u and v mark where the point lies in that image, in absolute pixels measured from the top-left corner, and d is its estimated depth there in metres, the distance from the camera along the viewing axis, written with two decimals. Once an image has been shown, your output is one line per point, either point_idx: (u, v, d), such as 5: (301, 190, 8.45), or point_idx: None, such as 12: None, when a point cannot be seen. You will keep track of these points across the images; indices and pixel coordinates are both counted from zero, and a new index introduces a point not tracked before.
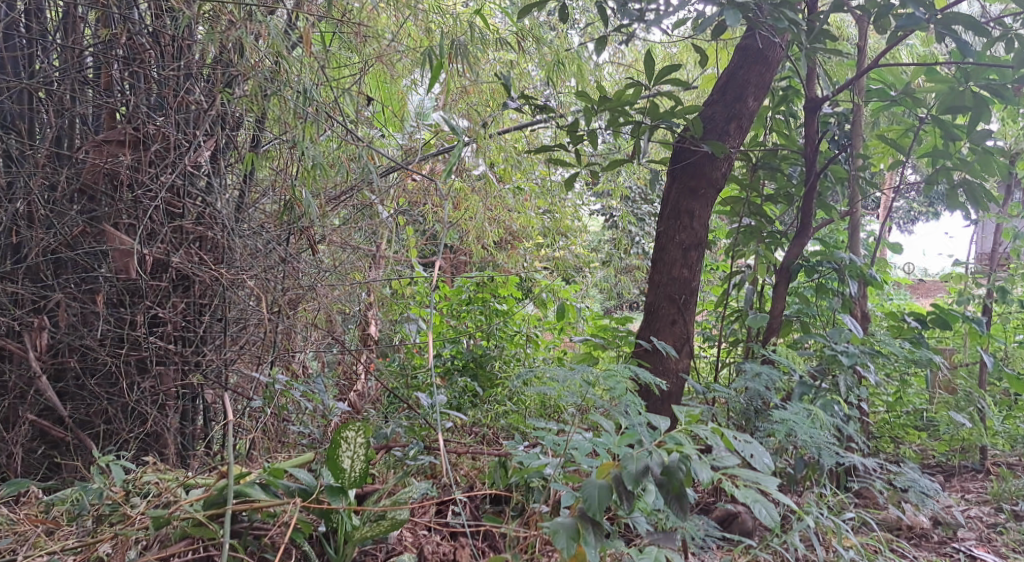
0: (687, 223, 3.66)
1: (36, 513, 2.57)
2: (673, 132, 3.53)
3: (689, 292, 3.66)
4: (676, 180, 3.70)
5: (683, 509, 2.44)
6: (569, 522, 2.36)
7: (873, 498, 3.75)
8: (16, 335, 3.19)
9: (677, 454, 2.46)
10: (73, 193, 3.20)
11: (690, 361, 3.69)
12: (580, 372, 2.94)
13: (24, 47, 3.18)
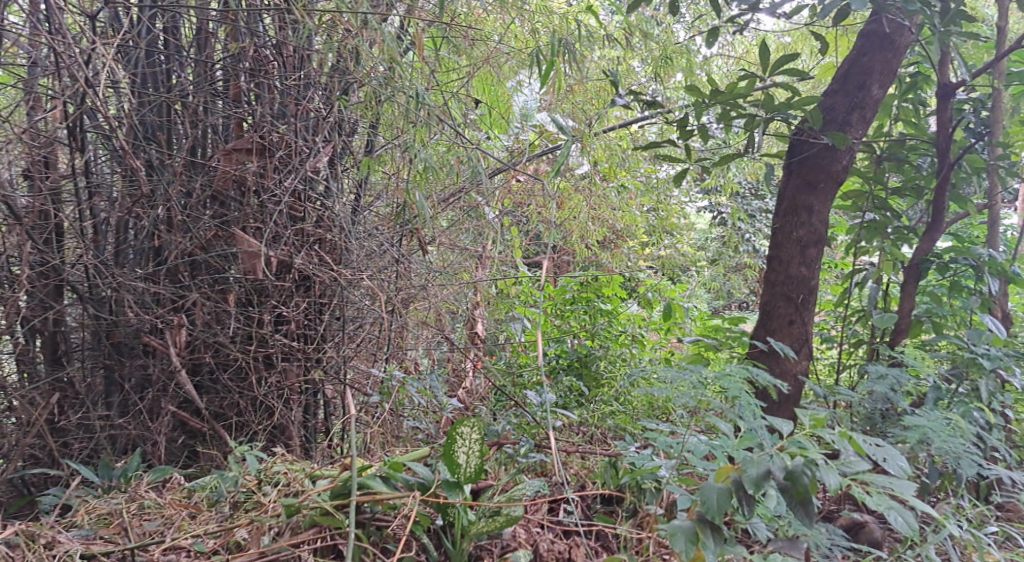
0: (806, 219, 3.60)
1: (180, 498, 2.79)
2: (789, 124, 3.50)
3: (807, 292, 3.61)
4: (793, 175, 3.65)
5: (809, 516, 2.40)
6: (687, 525, 2.39)
7: (1017, 511, 3.59)
8: (158, 331, 3.38)
9: (801, 458, 2.43)
10: (206, 199, 3.40)
11: (808, 363, 3.65)
12: (692, 373, 2.95)
13: (162, 63, 3.37)
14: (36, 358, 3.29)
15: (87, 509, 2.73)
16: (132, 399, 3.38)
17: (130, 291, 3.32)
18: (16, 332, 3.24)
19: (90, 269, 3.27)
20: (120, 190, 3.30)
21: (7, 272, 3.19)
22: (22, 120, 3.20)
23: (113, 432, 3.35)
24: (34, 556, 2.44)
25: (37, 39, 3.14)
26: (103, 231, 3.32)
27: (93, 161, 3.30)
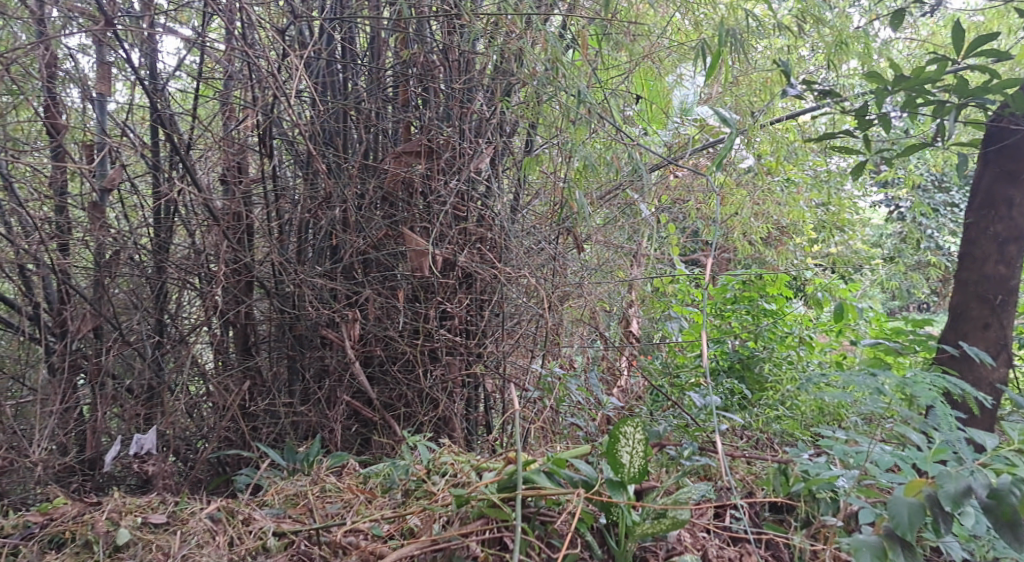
0: (1004, 213, 3.39)
1: (357, 483, 2.95)
2: (988, 109, 3.23)
3: (1005, 292, 3.38)
4: (990, 164, 3.43)
5: (1019, 540, 2.31)
6: (874, 541, 2.34)
7: None
8: (334, 325, 3.64)
9: (1008, 477, 2.35)
10: (377, 200, 3.62)
11: (1009, 370, 3.39)
12: (881, 378, 2.77)
13: (339, 72, 3.66)
14: (231, 348, 3.71)
15: (275, 490, 2.91)
16: (312, 388, 3.68)
17: (311, 287, 3.61)
18: (214, 324, 3.65)
19: (275, 266, 3.62)
20: (302, 194, 3.62)
21: (207, 269, 3.62)
22: (219, 130, 3.64)
23: (296, 418, 3.66)
24: (233, 531, 2.64)
25: (230, 54, 3.49)
26: (288, 232, 3.66)
27: (280, 166, 3.67)
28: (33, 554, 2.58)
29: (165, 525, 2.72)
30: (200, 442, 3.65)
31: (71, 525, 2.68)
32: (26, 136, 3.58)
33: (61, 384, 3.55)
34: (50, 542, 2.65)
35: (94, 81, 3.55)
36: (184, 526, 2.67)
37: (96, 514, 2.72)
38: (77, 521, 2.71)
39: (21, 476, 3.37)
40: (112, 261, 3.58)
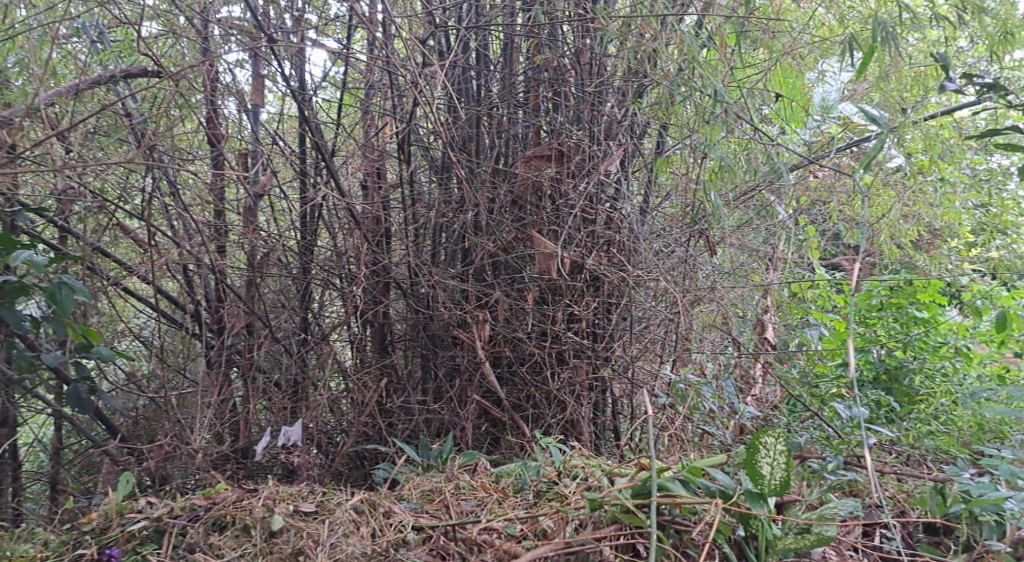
0: None
1: (490, 481, 3.00)
2: None
3: None
4: None
5: None
6: None
7: None
8: (464, 325, 3.78)
9: None
10: (507, 205, 3.74)
11: None
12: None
13: (473, 78, 3.83)
14: (369, 346, 3.87)
15: (412, 485, 2.98)
16: (444, 386, 3.82)
17: (444, 289, 3.77)
18: (354, 323, 3.85)
19: (410, 267, 3.81)
20: (437, 197, 3.80)
21: (348, 269, 3.84)
22: (359, 137, 3.89)
23: (429, 415, 3.78)
24: (376, 522, 2.65)
25: (372, 64, 3.81)
26: (423, 236, 3.85)
27: (417, 172, 3.87)
28: (196, 536, 2.61)
29: (314, 514, 2.73)
30: (340, 438, 3.81)
31: (231, 509, 2.71)
32: (188, 144, 3.88)
33: (217, 377, 3.76)
34: (212, 524, 2.68)
35: (249, 93, 3.85)
36: (331, 515, 2.67)
37: (254, 500, 2.74)
38: (236, 506, 2.73)
39: (183, 461, 3.58)
40: (263, 262, 3.85)
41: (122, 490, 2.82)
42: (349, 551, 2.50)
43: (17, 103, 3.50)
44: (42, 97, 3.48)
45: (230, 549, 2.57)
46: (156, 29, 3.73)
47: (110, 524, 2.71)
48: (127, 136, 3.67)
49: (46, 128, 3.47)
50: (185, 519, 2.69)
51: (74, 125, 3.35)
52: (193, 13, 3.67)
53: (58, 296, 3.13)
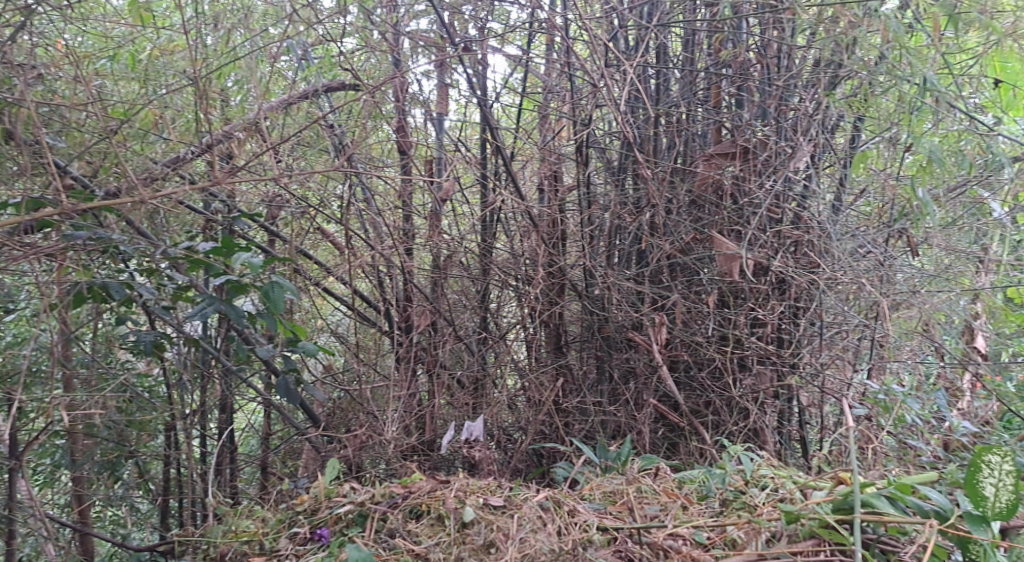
0: None
1: (672, 487, 2.93)
2: None
3: None
4: None
5: None
6: None
7: None
8: (639, 327, 3.85)
9: None
10: (686, 206, 3.75)
11: None
12: None
13: (653, 76, 3.84)
14: (544, 346, 4.01)
15: (594, 486, 2.99)
16: (620, 388, 3.86)
17: (618, 290, 3.85)
18: (530, 324, 4.02)
19: (585, 268, 3.96)
20: (613, 198, 3.92)
21: (524, 272, 4.04)
22: (536, 140, 4.14)
23: (605, 417, 3.83)
24: (561, 520, 2.66)
25: (551, 68, 4.08)
26: (599, 238, 3.97)
27: (594, 176, 4.03)
28: (397, 522, 2.71)
29: (502, 508, 2.77)
30: (519, 435, 3.95)
31: (427, 498, 2.79)
32: (378, 153, 4.20)
33: (406, 372, 4.00)
34: (409, 511, 2.76)
35: (435, 102, 4.19)
36: (519, 510, 2.71)
37: (446, 491, 2.82)
38: (431, 496, 2.81)
39: (378, 450, 3.77)
40: (447, 264, 4.12)
41: (328, 475, 2.97)
42: (538, 547, 2.53)
43: (235, 119, 3.84)
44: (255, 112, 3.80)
45: (426, 536, 2.65)
46: (353, 45, 4.04)
47: (319, 506, 2.87)
48: (327, 146, 4.01)
49: (262, 141, 3.74)
50: (385, 506, 2.80)
51: (287, 138, 3.67)
52: (387, 27, 4.00)
53: (271, 295, 3.36)
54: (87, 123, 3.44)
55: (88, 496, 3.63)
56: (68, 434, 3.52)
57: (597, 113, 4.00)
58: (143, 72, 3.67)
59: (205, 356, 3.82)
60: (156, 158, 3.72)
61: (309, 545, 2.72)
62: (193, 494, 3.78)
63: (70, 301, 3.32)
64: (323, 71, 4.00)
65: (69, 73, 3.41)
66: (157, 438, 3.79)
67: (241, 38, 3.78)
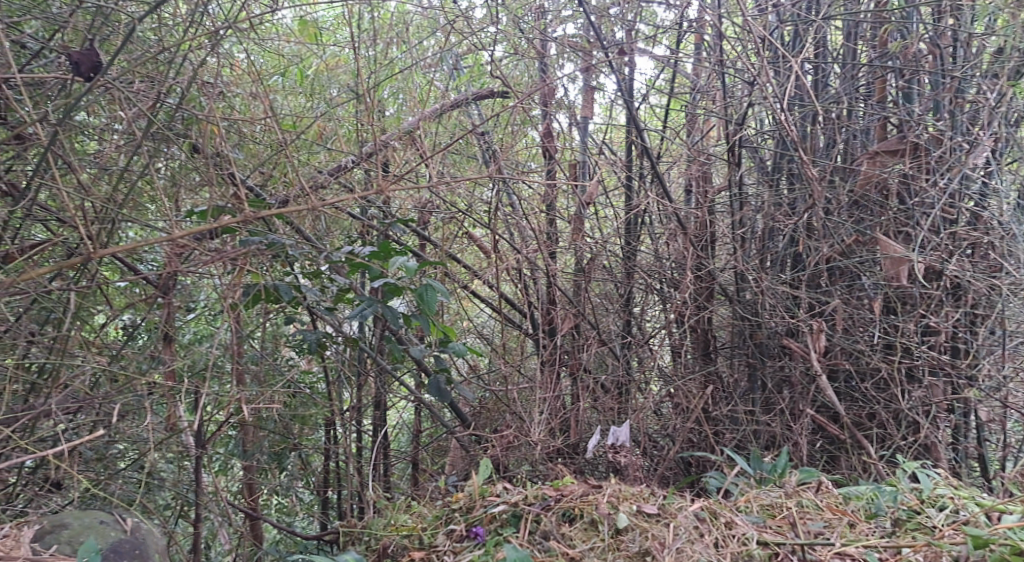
0: None
1: (836, 502, 2.78)
2: None
3: None
4: None
5: None
6: None
7: None
8: (793, 334, 3.69)
9: None
10: (847, 207, 3.58)
11: None
12: None
13: (813, 72, 3.72)
14: (692, 352, 3.90)
15: (749, 498, 2.83)
16: (774, 397, 3.71)
17: (772, 295, 3.69)
18: (676, 329, 3.92)
19: (736, 271, 3.82)
20: (767, 199, 3.78)
21: (670, 275, 3.95)
22: (684, 140, 4.04)
23: (758, 427, 3.68)
24: (719, 532, 2.58)
25: (700, 67, 4.00)
26: (750, 240, 3.84)
27: (745, 176, 3.92)
28: (550, 525, 2.66)
29: (655, 516, 2.69)
30: (666, 442, 3.82)
31: (579, 502, 2.75)
32: (524, 157, 4.19)
33: (550, 375, 3.95)
34: (562, 515, 2.72)
35: (580, 106, 4.16)
36: (674, 519, 2.63)
37: (599, 495, 2.77)
38: (583, 499, 2.77)
39: (525, 451, 3.74)
40: (590, 267, 4.06)
41: (482, 474, 3.02)
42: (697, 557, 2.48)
43: (392, 128, 3.98)
44: (409, 123, 3.91)
45: (580, 541, 2.60)
46: (502, 53, 4.08)
47: (474, 504, 2.88)
48: (476, 153, 4.10)
49: (417, 148, 3.85)
50: (538, 507, 2.76)
51: (442, 147, 3.78)
52: (535, 34, 4.01)
53: (425, 297, 3.39)
54: (261, 135, 3.71)
55: (260, 485, 3.88)
56: (241, 426, 3.79)
57: (748, 112, 3.91)
58: (310, 86, 3.97)
59: (361, 354, 3.98)
60: (319, 167, 3.95)
61: (466, 542, 2.72)
62: (352, 486, 4.00)
63: (246, 299, 3.48)
64: (473, 79, 4.12)
65: (247, 89, 3.68)
66: (319, 431, 4.02)
67: (399, 51, 4.04)
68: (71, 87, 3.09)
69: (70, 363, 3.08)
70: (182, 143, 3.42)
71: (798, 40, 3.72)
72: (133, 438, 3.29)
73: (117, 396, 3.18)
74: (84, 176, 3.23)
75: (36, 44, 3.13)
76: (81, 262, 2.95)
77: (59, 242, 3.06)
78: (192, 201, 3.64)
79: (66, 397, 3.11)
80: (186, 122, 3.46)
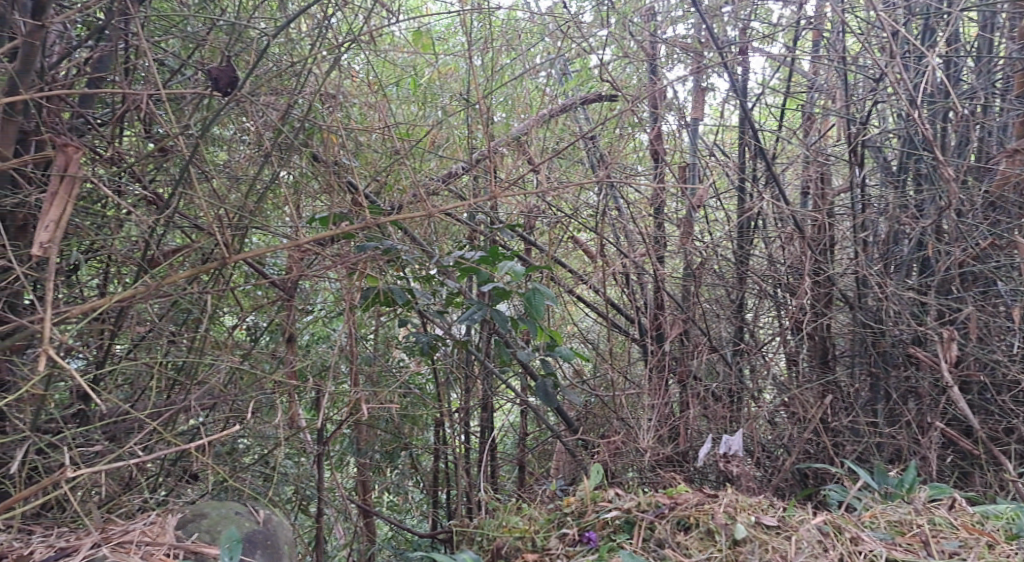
0: None
1: (971, 521, 2.65)
2: None
3: None
4: None
5: None
6: None
7: None
8: (920, 343, 3.53)
9: None
10: (981, 210, 3.41)
11: None
12: None
13: (945, 67, 3.55)
14: (809, 360, 3.75)
15: (875, 513, 2.70)
16: (899, 409, 3.54)
17: (896, 301, 3.54)
18: (791, 337, 3.77)
19: (858, 276, 3.65)
20: (891, 201, 3.61)
21: (786, 280, 3.82)
22: (801, 140, 3.90)
23: (882, 440, 3.51)
24: (843, 548, 2.50)
25: (818, 65, 3.86)
26: (873, 244, 3.68)
27: (868, 177, 3.76)
28: (665, 533, 2.60)
29: (775, 527, 2.62)
30: (781, 452, 3.69)
31: (694, 511, 2.67)
32: (631, 160, 4.10)
33: (658, 382, 3.85)
34: (677, 523, 2.65)
35: (690, 108, 4.06)
36: (796, 532, 2.57)
37: (715, 505, 2.69)
38: (698, 508, 2.69)
39: (632, 457, 3.70)
40: (699, 271, 3.95)
41: (594, 480, 2.97)
42: None
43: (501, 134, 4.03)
44: (518, 129, 3.92)
45: (697, 550, 2.53)
46: (610, 56, 4.00)
47: (586, 509, 2.85)
48: (583, 159, 4.03)
49: (525, 157, 3.85)
50: (652, 514, 2.70)
51: (550, 156, 3.75)
52: (644, 36, 3.97)
53: (533, 302, 3.36)
54: (377, 144, 3.78)
55: (372, 483, 3.98)
56: (355, 426, 3.91)
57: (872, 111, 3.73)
58: (422, 95, 4.01)
59: (470, 357, 3.99)
60: (430, 172, 3.94)
61: (578, 547, 2.66)
62: (461, 487, 4.04)
63: (363, 303, 3.53)
64: (581, 83, 4.09)
65: (364, 99, 3.77)
66: (428, 431, 4.07)
67: (508, 60, 4.03)
68: (207, 102, 3.18)
69: (207, 359, 3.14)
70: (304, 153, 3.50)
71: (929, 33, 3.55)
72: (261, 434, 3.42)
73: (250, 391, 3.26)
74: (217, 186, 3.33)
75: (174, 62, 3.25)
76: (217, 267, 2.95)
77: (198, 248, 3.09)
78: (312, 209, 3.74)
79: (203, 393, 3.19)
80: (308, 132, 3.55)
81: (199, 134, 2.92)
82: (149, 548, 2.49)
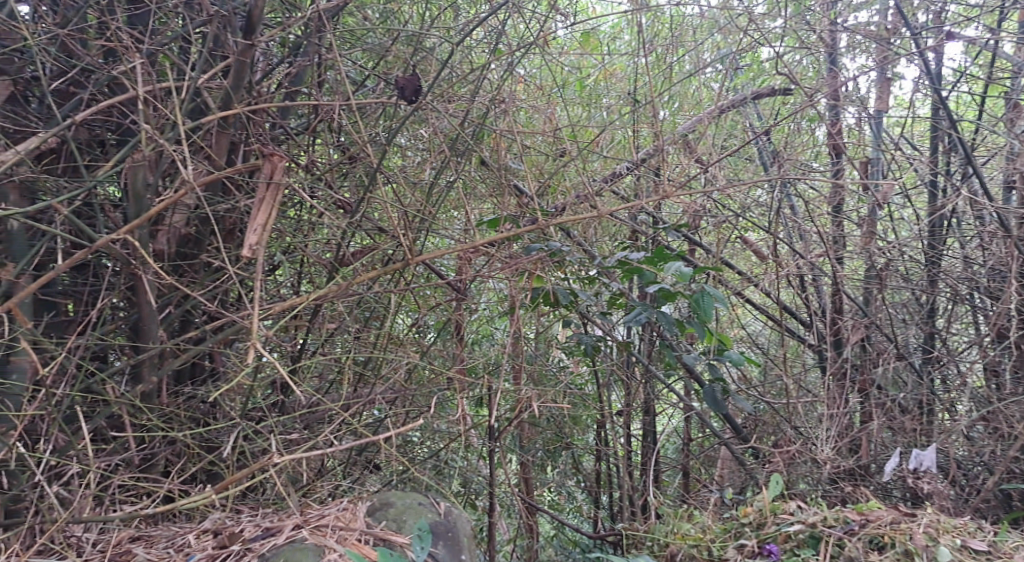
0: None
1: None
2: None
3: None
4: None
5: None
6: None
7: None
8: None
9: None
10: None
11: None
12: None
13: None
14: (1014, 372, 3.48)
15: None
16: None
17: None
18: (992, 347, 3.53)
19: None
20: None
21: (988, 284, 3.55)
22: (1007, 131, 3.61)
23: None
24: None
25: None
26: None
27: None
28: (857, 551, 2.47)
29: (986, 552, 2.50)
30: (979, 470, 3.42)
31: (889, 530, 2.52)
32: (805, 156, 3.90)
33: (838, 391, 3.64)
34: (869, 542, 2.51)
35: (874, 99, 3.82)
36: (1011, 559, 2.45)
37: (913, 525, 2.54)
38: (894, 528, 2.54)
39: (807, 468, 3.51)
40: (883, 273, 3.71)
41: (772, 491, 2.86)
42: None
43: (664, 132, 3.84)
44: (685, 126, 3.79)
45: None
46: (784, 50, 3.79)
47: (765, 521, 2.72)
48: (753, 156, 3.88)
49: (689, 152, 3.70)
50: (841, 530, 2.57)
51: (718, 156, 3.60)
52: (824, 25, 3.73)
53: (702, 304, 3.25)
54: (541, 147, 3.73)
55: (534, 481, 3.96)
56: (518, 423, 3.88)
57: None
58: (587, 95, 3.96)
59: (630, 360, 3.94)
60: (593, 174, 3.83)
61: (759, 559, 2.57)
62: (625, 490, 3.98)
63: (529, 303, 3.49)
64: (752, 77, 3.92)
65: (531, 100, 3.71)
66: (590, 432, 4.03)
67: (677, 59, 3.91)
68: (389, 111, 3.29)
69: (390, 355, 3.25)
70: (469, 156, 3.47)
71: None
72: (436, 431, 3.50)
73: (426, 388, 3.33)
74: (399, 191, 3.41)
75: (358, 74, 3.35)
76: (399, 269, 2.98)
77: (381, 251, 3.17)
78: (479, 210, 3.70)
79: (386, 387, 3.27)
80: (477, 136, 3.48)
81: (387, 142, 2.99)
82: (342, 532, 2.56)
